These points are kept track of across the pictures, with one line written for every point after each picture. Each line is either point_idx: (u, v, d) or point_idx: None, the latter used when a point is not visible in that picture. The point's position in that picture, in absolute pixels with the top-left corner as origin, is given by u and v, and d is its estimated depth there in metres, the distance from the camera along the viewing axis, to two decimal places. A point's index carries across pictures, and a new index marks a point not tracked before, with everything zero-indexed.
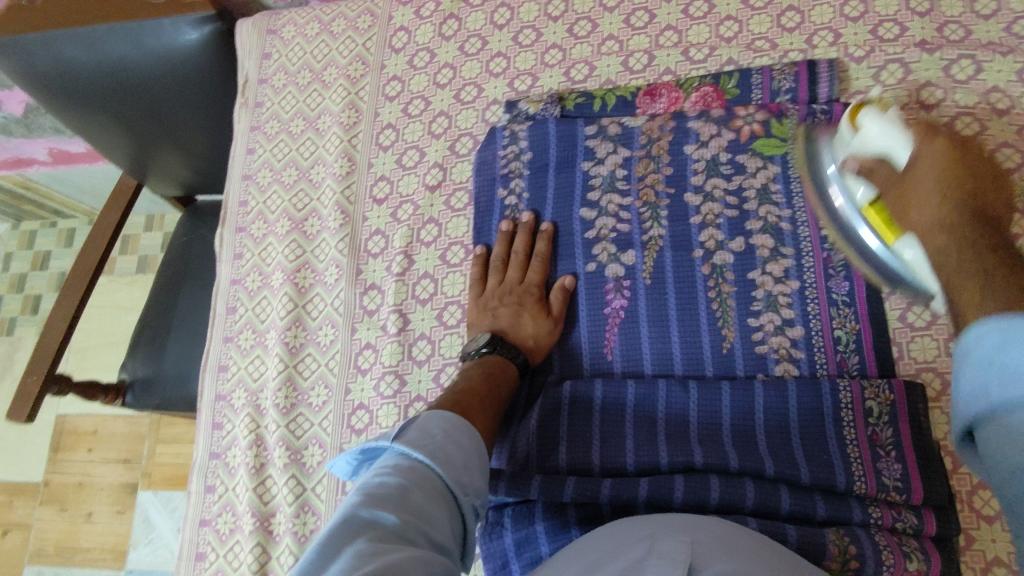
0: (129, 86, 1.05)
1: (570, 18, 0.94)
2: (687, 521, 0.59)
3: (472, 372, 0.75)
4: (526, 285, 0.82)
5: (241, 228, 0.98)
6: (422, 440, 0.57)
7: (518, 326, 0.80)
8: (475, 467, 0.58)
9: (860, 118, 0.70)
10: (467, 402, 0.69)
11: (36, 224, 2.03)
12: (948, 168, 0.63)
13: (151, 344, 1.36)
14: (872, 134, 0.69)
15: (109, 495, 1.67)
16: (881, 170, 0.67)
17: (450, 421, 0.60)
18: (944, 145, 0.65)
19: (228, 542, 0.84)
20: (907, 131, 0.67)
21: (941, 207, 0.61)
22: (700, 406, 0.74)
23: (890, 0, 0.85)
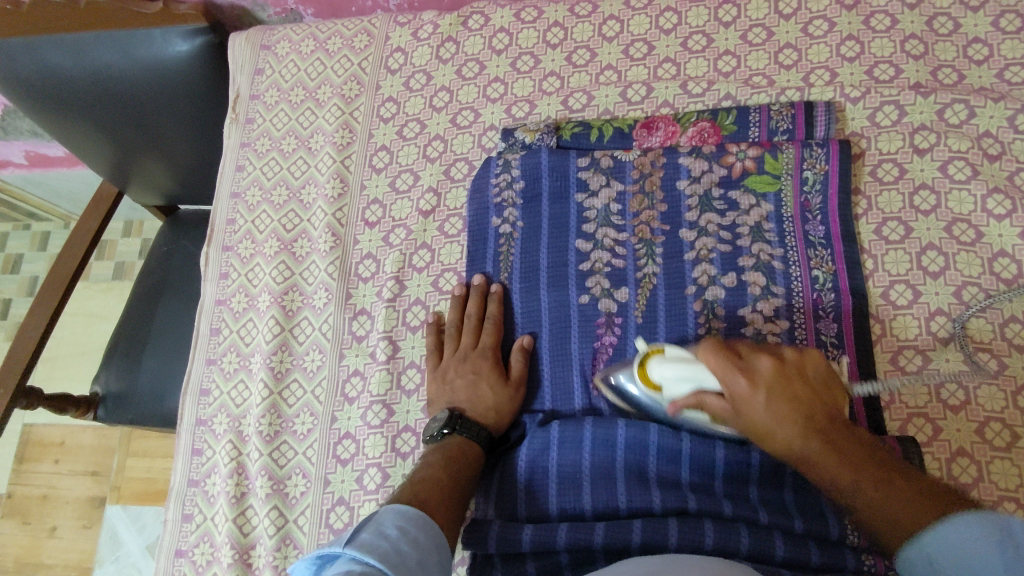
0: (113, 95, 1.03)
1: (569, 46, 0.94)
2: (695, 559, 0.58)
3: (432, 457, 0.73)
4: (483, 350, 0.81)
5: (228, 246, 0.95)
6: (376, 542, 0.55)
7: (477, 398, 0.78)
8: (430, 565, 0.58)
9: (650, 374, 0.68)
10: (426, 495, 0.67)
11: (8, 226, 1.97)
12: (777, 398, 0.61)
13: (126, 358, 1.33)
14: (670, 382, 0.66)
15: (75, 510, 1.62)
16: (709, 401, 0.64)
17: (403, 516, 0.60)
18: (748, 381, 0.62)
19: (204, 574, 0.81)
20: (702, 364, 0.65)
21: (819, 477, 0.59)
22: (693, 459, 0.72)
23: (886, 42, 0.86)
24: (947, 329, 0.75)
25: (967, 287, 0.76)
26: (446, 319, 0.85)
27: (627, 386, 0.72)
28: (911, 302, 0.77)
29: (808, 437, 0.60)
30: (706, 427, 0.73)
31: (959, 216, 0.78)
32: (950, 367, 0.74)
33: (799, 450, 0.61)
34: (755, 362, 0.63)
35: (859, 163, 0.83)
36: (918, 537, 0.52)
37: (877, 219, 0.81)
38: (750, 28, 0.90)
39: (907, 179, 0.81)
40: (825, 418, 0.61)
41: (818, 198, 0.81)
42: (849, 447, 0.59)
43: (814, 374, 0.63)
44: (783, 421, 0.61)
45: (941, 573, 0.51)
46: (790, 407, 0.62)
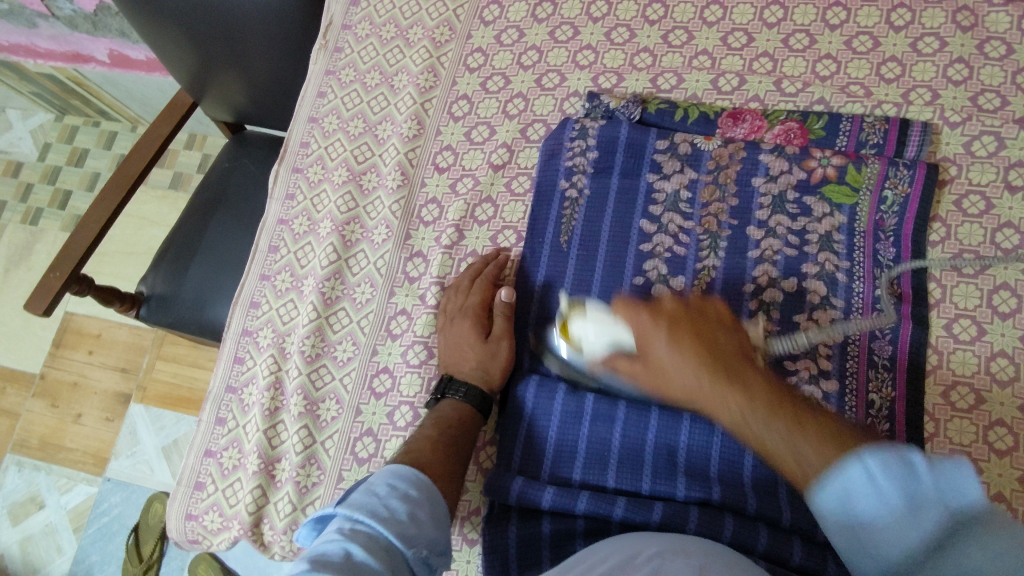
0: (211, 5, 1.04)
1: (667, 24, 0.92)
2: (699, 547, 0.58)
3: (428, 419, 0.76)
4: (465, 310, 0.81)
5: (298, 168, 0.97)
6: (365, 501, 0.57)
7: (460, 360, 0.79)
8: (425, 519, 0.59)
9: (568, 328, 0.73)
10: (420, 450, 0.70)
11: (79, 120, 2.02)
12: (675, 334, 0.63)
13: (175, 263, 1.36)
14: (587, 338, 0.71)
15: (101, 402, 1.68)
16: (620, 357, 0.68)
17: (395, 475, 0.63)
18: (650, 318, 0.66)
19: (229, 477, 0.84)
20: (614, 317, 0.69)
21: (716, 390, 0.59)
22: (723, 457, 0.72)
23: (996, 71, 0.83)
24: (1007, 373, 0.74)
25: None
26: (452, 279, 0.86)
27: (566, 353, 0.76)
28: (973, 337, 0.75)
29: (711, 368, 0.60)
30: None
31: None
32: (1003, 412, 0.72)
33: (695, 383, 0.61)
34: (663, 303, 0.67)
35: (945, 190, 0.81)
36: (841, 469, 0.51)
37: (954, 249, 0.78)
38: (856, 35, 0.88)
39: (992, 215, 0.79)
40: (734, 359, 0.61)
41: (893, 220, 0.79)
42: (750, 381, 0.59)
43: (711, 321, 0.65)
44: (685, 353, 0.62)
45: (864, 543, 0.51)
46: (690, 337, 0.63)
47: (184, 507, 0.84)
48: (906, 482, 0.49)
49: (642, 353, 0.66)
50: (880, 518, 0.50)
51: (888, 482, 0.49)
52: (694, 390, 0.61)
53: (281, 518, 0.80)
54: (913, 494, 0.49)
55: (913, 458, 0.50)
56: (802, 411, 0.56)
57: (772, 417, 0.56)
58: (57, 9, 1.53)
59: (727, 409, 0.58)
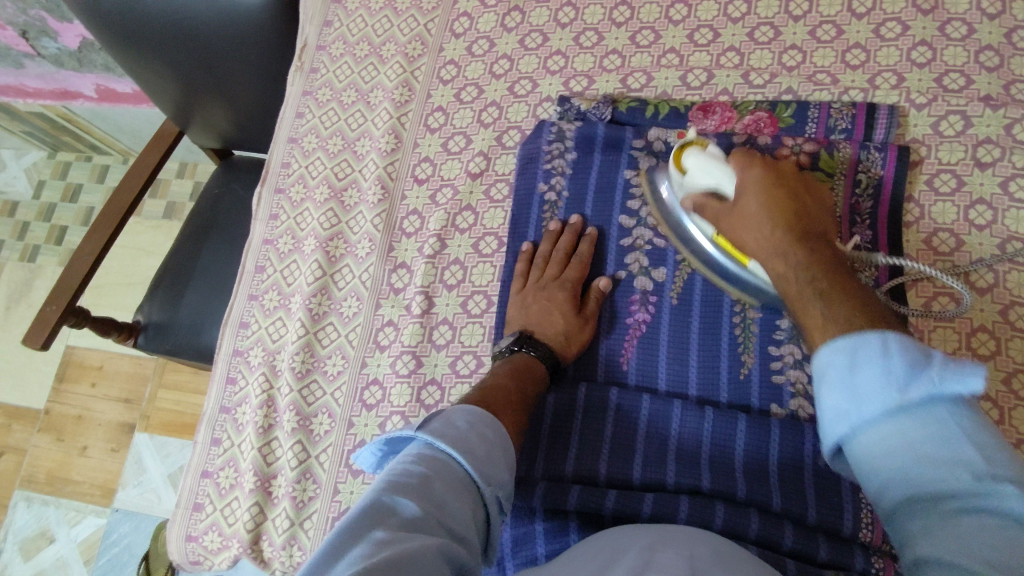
0: (193, 35, 1.05)
1: (634, 25, 0.94)
2: (686, 533, 0.57)
3: (499, 369, 0.75)
4: (563, 281, 0.81)
5: (281, 189, 0.98)
6: (445, 431, 0.58)
7: (548, 324, 0.79)
8: (499, 459, 0.60)
9: (682, 159, 0.76)
10: (492, 398, 0.68)
11: (72, 156, 2.04)
12: (768, 194, 0.68)
13: (171, 291, 1.38)
14: (695, 172, 0.75)
15: (106, 433, 1.69)
16: (714, 201, 0.73)
17: (473, 414, 0.62)
18: (760, 172, 0.71)
19: (227, 497, 0.85)
20: (726, 165, 0.73)
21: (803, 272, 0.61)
22: (714, 440, 0.73)
23: (959, 51, 0.84)
24: (987, 348, 0.74)
25: (1014, 306, 0.75)
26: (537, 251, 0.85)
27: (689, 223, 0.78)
28: (952, 315, 0.76)
29: (785, 222, 0.66)
30: (731, 415, 0.73)
31: (1015, 235, 0.77)
32: (985, 387, 0.73)
33: (768, 239, 0.66)
34: (773, 164, 0.72)
35: (916, 171, 0.81)
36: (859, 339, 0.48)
37: (928, 228, 0.79)
38: (820, 25, 0.89)
39: (964, 192, 0.79)
40: (835, 265, 0.61)
41: (867, 203, 0.80)
42: (822, 254, 0.62)
43: (812, 214, 0.69)
44: (767, 211, 0.67)
45: (859, 468, 0.45)
46: (779, 199, 0.68)
47: (185, 528, 0.85)
48: (912, 368, 0.43)
49: (737, 199, 0.71)
50: (873, 408, 0.44)
51: (900, 355, 0.44)
52: (776, 242, 0.65)
53: (279, 534, 0.80)
54: (920, 400, 0.43)
55: (999, 487, 0.39)
56: (877, 308, 0.53)
57: (814, 276, 0.59)
58: (42, 48, 1.55)
59: (785, 267, 0.63)
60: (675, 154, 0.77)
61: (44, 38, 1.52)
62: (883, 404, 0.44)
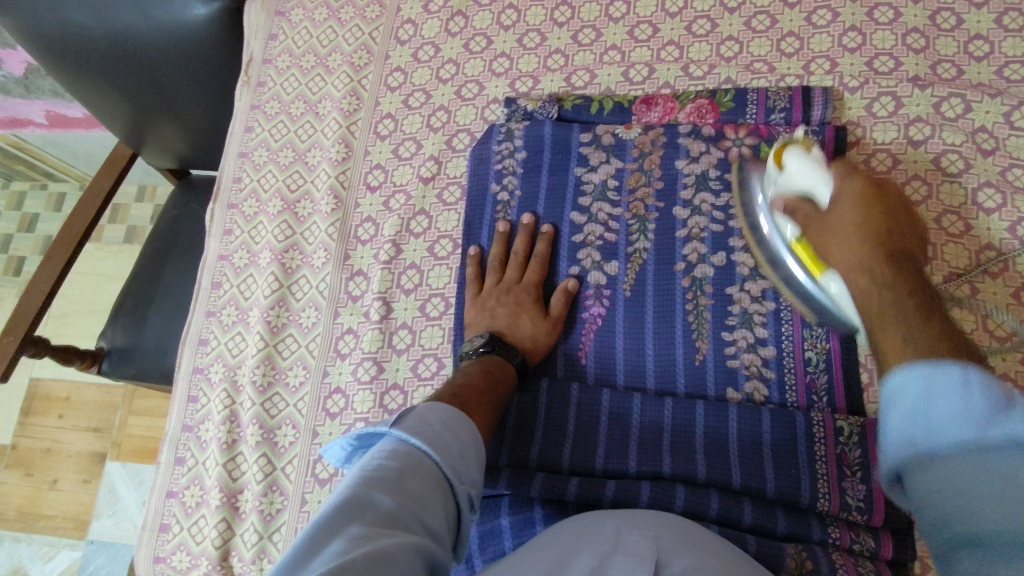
0: (138, 56, 1.04)
1: (575, 25, 0.96)
2: (655, 517, 0.60)
3: (472, 367, 0.74)
4: (526, 285, 0.82)
5: (233, 204, 0.98)
6: (420, 427, 0.57)
7: (517, 327, 0.79)
8: (472, 458, 0.58)
9: (783, 156, 0.74)
10: (466, 395, 0.68)
11: (25, 185, 2.00)
12: (866, 234, 0.63)
13: (133, 314, 1.36)
14: (795, 173, 0.72)
15: (77, 463, 1.65)
16: (805, 206, 0.70)
17: (449, 413, 0.61)
18: (857, 187, 0.68)
19: (193, 515, 0.84)
20: (827, 170, 0.70)
21: (875, 270, 0.59)
22: (676, 424, 0.75)
23: (887, 35, 0.87)
24: None
25: (952, 277, 0.77)
26: (487, 255, 0.86)
27: (785, 254, 0.75)
28: None
29: (876, 244, 0.61)
30: (689, 401, 0.75)
31: (950, 208, 0.79)
32: None
33: (856, 255, 0.62)
34: (885, 200, 0.67)
35: (853, 152, 0.84)
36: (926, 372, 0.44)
37: None
38: (754, 15, 0.92)
39: (900, 170, 0.82)
40: (902, 237, 0.63)
41: None
42: (904, 267, 0.58)
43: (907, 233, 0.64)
44: (861, 220, 0.65)
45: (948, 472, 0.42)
46: (879, 220, 0.64)
47: (152, 550, 0.84)
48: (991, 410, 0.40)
49: (831, 210, 0.68)
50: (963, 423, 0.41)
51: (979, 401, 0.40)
52: (862, 261, 0.61)
53: (248, 549, 0.80)
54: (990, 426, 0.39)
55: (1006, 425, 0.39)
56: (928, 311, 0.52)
57: (907, 296, 0.54)
58: None
59: (869, 280, 0.59)
60: (778, 151, 0.74)
61: None
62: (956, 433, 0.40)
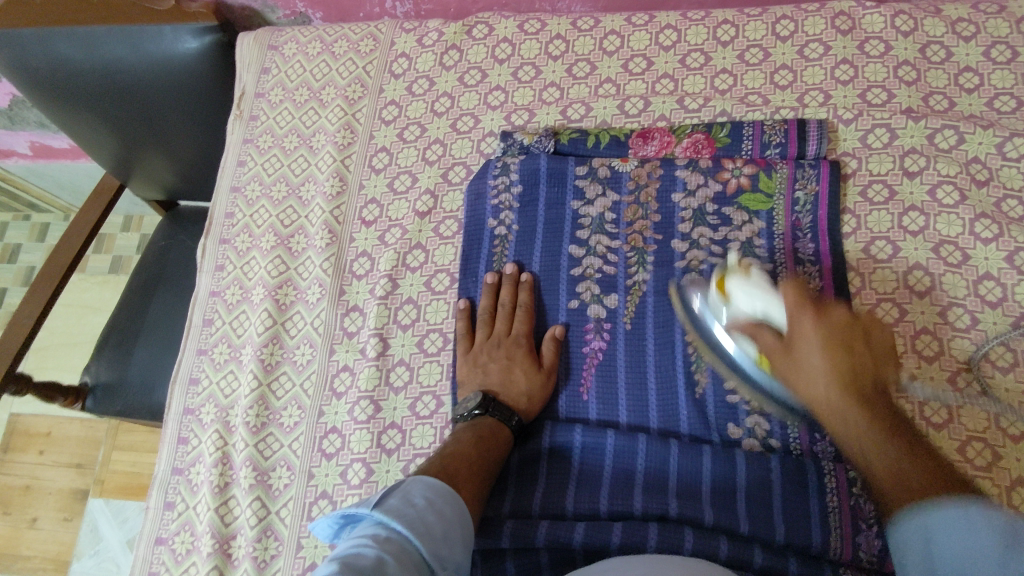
0: (126, 88, 1.03)
1: (570, 58, 0.96)
2: (678, 563, 0.59)
3: (464, 435, 0.74)
4: (517, 338, 0.81)
5: (226, 239, 0.97)
6: (402, 509, 0.57)
7: (510, 383, 0.79)
8: (455, 538, 0.58)
9: (726, 285, 0.71)
10: (453, 468, 0.68)
11: (7, 216, 1.96)
12: (830, 349, 0.63)
13: (117, 349, 1.32)
14: (741, 299, 0.69)
15: (56, 502, 1.60)
16: (764, 334, 0.67)
17: (431, 489, 0.61)
18: (815, 319, 0.65)
19: (184, 563, 0.81)
20: (778, 294, 0.68)
21: (847, 423, 0.61)
22: (681, 472, 0.73)
23: (879, 68, 0.89)
24: (931, 350, 0.76)
25: (953, 307, 0.77)
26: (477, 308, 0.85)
27: (713, 325, 0.74)
28: (897, 319, 0.78)
29: (847, 386, 0.62)
30: (696, 447, 0.74)
31: (947, 238, 0.80)
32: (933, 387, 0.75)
33: (831, 398, 0.62)
34: (829, 311, 0.66)
35: (848, 183, 0.84)
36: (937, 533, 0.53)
37: (866, 238, 0.82)
38: (747, 49, 0.93)
39: (897, 201, 0.82)
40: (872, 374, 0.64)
41: (807, 217, 0.82)
42: (878, 412, 0.61)
43: (874, 338, 0.66)
44: (835, 366, 0.63)
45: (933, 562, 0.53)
46: (844, 353, 0.63)
47: None
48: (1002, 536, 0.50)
49: (792, 337, 0.66)
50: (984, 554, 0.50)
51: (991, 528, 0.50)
52: (829, 396, 0.62)
53: None
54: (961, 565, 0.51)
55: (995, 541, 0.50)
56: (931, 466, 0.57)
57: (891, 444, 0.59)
58: None
59: (846, 426, 0.61)
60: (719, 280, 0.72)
61: None
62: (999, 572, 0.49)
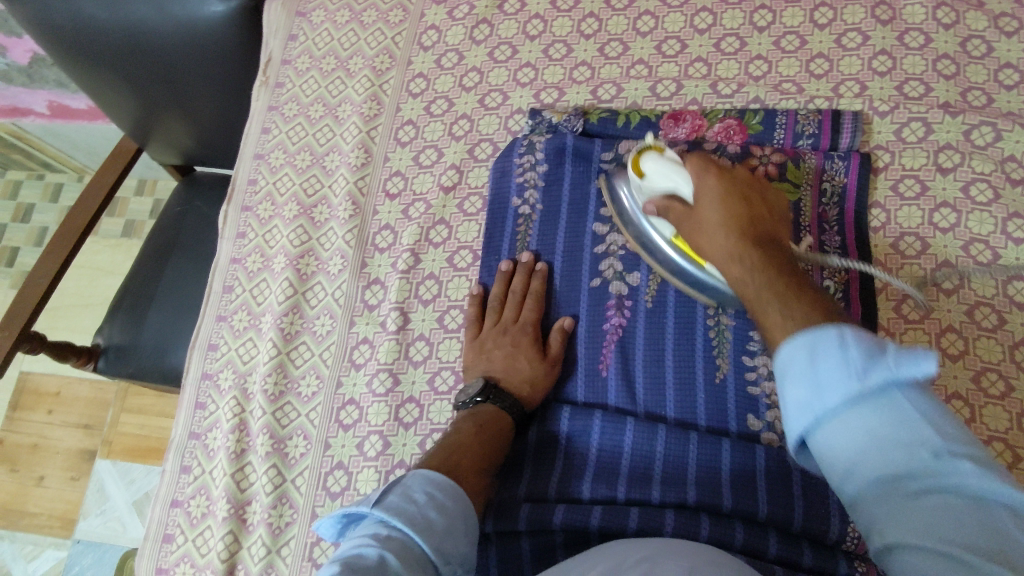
0: (151, 50, 0.99)
1: (603, 37, 0.95)
2: (689, 549, 0.56)
3: (465, 425, 0.73)
4: (524, 325, 0.80)
5: (248, 206, 0.96)
6: (404, 505, 0.57)
7: (513, 371, 0.78)
8: (459, 533, 0.58)
9: (640, 163, 0.74)
10: (457, 459, 0.68)
11: (21, 175, 1.95)
12: (727, 204, 0.66)
13: (131, 312, 1.32)
14: (654, 175, 0.72)
15: (65, 461, 1.61)
16: (674, 205, 0.70)
17: (432, 482, 0.61)
18: (717, 184, 0.67)
19: (198, 526, 0.82)
20: (686, 169, 0.70)
21: (744, 263, 0.61)
22: (699, 463, 0.72)
23: (918, 60, 0.87)
24: (957, 348, 0.75)
25: (980, 306, 0.76)
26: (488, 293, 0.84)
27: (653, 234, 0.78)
28: (922, 317, 0.77)
29: (743, 227, 0.64)
30: (715, 441, 0.72)
31: (978, 236, 0.79)
32: (956, 385, 0.74)
33: (727, 245, 0.63)
34: (731, 172, 0.69)
35: (879, 176, 0.83)
36: (815, 334, 0.46)
37: (895, 233, 0.81)
38: (784, 35, 0.91)
39: (928, 197, 0.81)
40: (772, 231, 0.65)
41: (835, 210, 0.81)
42: (773, 253, 0.61)
43: (766, 202, 0.68)
44: (727, 209, 0.65)
45: (825, 462, 0.44)
46: (737, 202, 0.66)
47: (155, 562, 0.82)
48: (924, 419, 0.41)
49: (696, 205, 0.68)
50: (856, 426, 0.42)
51: (909, 405, 0.41)
52: (729, 249, 0.63)
53: (254, 562, 0.78)
54: (879, 395, 0.42)
55: (958, 462, 0.39)
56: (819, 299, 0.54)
57: (780, 280, 0.57)
58: None
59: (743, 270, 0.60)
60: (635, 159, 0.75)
61: None
62: (877, 462, 0.41)
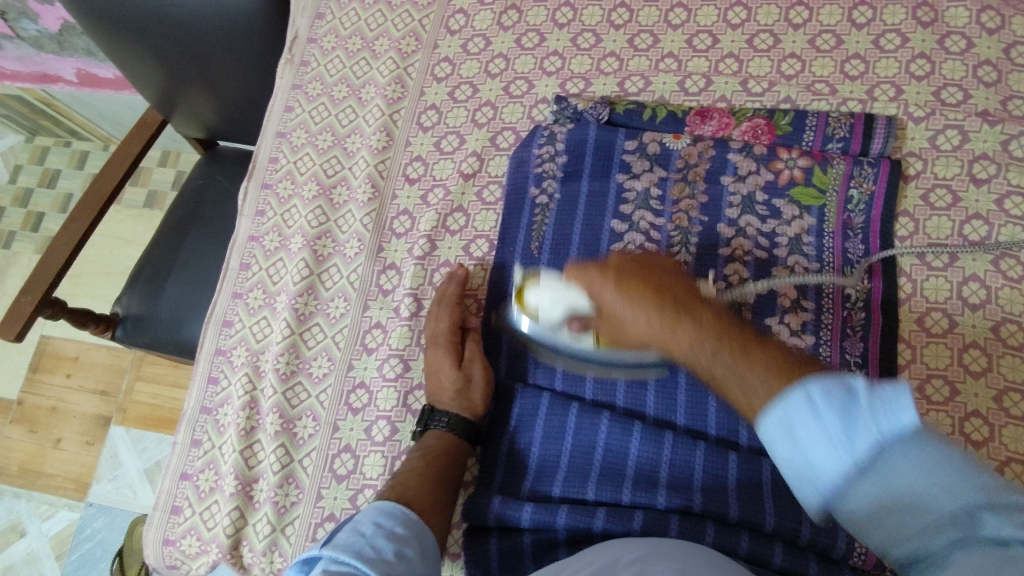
0: (182, 30, 0.99)
1: (633, 28, 0.93)
2: (681, 548, 0.55)
3: (411, 453, 0.75)
4: (437, 338, 0.80)
5: (267, 184, 0.96)
6: (351, 540, 0.56)
7: (439, 388, 0.78)
8: (411, 557, 0.59)
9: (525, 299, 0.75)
10: (403, 487, 0.69)
11: (49, 141, 1.98)
12: (624, 287, 0.63)
13: (150, 283, 1.33)
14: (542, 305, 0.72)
15: (81, 426, 1.64)
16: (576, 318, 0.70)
17: (380, 512, 0.62)
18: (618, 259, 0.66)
19: (206, 500, 0.83)
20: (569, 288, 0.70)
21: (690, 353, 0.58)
22: (706, 472, 0.71)
23: (958, 65, 0.84)
24: (981, 365, 0.73)
25: (1006, 324, 0.74)
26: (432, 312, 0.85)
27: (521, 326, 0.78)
28: (945, 331, 0.75)
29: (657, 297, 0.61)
30: (723, 451, 0.71)
31: (1008, 252, 0.76)
32: (977, 403, 0.72)
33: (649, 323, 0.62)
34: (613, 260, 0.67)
35: (910, 184, 0.81)
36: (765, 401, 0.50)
37: (922, 244, 0.78)
38: (819, 34, 0.88)
39: (960, 208, 0.79)
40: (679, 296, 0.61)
41: (860, 219, 0.79)
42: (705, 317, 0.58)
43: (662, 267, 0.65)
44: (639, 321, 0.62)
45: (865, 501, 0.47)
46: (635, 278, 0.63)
47: (162, 532, 0.83)
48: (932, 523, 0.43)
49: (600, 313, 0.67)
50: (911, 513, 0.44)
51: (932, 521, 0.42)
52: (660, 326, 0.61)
53: (259, 539, 0.79)
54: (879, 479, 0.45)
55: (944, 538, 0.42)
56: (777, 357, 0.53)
57: (720, 349, 0.55)
58: (21, 29, 1.51)
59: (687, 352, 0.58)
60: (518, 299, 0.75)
61: (24, 19, 1.48)
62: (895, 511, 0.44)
